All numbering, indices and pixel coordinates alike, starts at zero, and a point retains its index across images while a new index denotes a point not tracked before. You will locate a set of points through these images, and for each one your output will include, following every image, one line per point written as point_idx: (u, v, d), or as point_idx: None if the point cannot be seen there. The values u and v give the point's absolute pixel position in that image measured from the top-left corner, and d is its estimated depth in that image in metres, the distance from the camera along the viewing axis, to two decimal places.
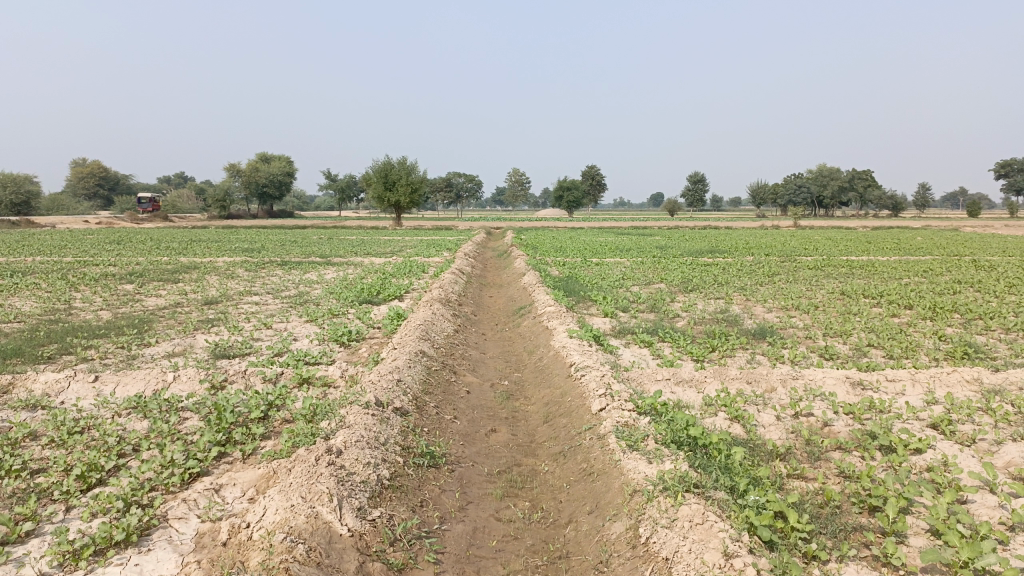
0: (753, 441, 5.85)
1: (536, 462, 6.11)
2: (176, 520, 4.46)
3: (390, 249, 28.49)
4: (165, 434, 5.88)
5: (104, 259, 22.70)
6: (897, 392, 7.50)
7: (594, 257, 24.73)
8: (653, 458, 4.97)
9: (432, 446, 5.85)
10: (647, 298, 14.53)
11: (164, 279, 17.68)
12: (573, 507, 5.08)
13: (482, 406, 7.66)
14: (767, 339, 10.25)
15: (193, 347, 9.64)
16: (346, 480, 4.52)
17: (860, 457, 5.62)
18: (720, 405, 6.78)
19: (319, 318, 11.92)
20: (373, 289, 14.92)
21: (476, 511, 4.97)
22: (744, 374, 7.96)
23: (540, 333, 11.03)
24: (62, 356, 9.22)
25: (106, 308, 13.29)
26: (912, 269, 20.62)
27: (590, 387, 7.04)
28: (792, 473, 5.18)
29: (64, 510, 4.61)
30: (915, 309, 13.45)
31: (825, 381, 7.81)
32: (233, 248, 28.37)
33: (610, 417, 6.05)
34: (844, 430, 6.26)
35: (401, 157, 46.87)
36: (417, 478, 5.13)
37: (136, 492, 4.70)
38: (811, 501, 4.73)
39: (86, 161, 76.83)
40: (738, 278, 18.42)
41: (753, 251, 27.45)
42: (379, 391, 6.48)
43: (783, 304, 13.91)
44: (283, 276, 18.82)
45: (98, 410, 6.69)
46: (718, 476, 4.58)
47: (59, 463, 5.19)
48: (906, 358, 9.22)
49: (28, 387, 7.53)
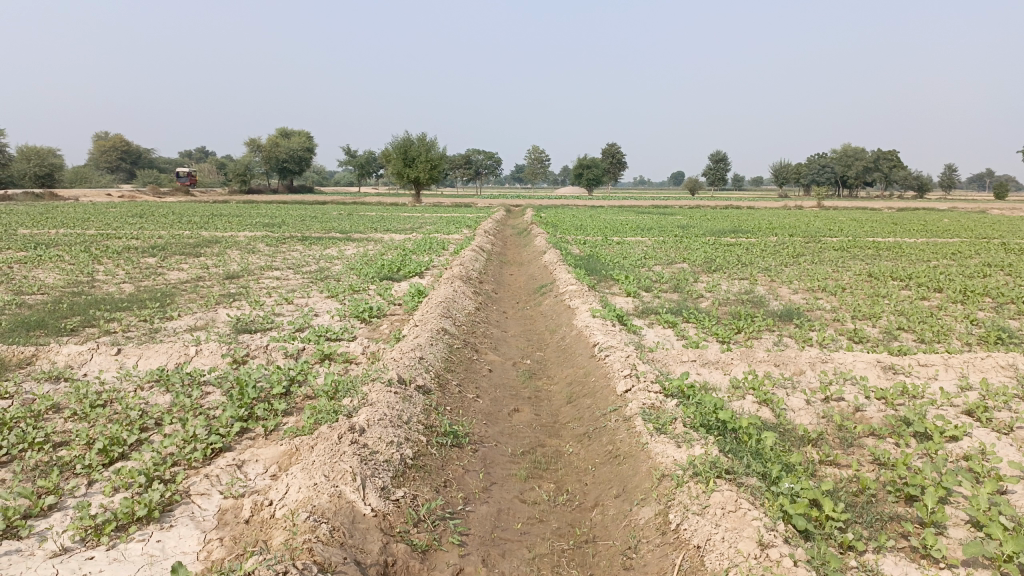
0: (783, 425, 5.72)
1: (560, 442, 6.02)
2: (198, 496, 4.41)
3: (410, 225, 28.39)
4: (187, 409, 5.84)
5: (127, 232, 22.80)
6: (929, 378, 7.31)
7: (615, 236, 24.49)
8: (681, 442, 4.86)
9: (455, 425, 5.76)
10: (670, 278, 14.33)
11: (185, 253, 17.70)
12: (599, 490, 4.99)
13: (505, 385, 7.57)
14: (794, 322, 10.04)
15: (214, 321, 9.62)
16: (369, 459, 4.44)
17: (895, 444, 5.48)
18: (748, 388, 6.65)
19: (340, 294, 11.86)
20: (394, 266, 14.84)
21: (500, 493, 4.89)
22: (772, 356, 7.80)
23: (562, 312, 10.90)
24: (85, 328, 9.24)
25: (128, 281, 13.33)
26: (940, 252, 20.20)
27: (615, 368, 6.92)
28: (824, 460, 5.06)
29: (87, 484, 4.58)
30: (945, 292, 13.17)
31: (855, 365, 7.63)
32: (254, 223, 28.40)
33: (637, 399, 5.93)
34: (877, 416, 6.11)
35: (421, 133, 46.63)
36: (440, 458, 5.05)
37: (158, 467, 4.66)
38: (845, 490, 4.60)
39: (108, 134, 77.22)
40: (762, 258, 18.13)
41: (777, 231, 27.05)
42: (401, 369, 6.39)
43: (809, 285, 13.66)
44: (303, 251, 18.77)
45: (120, 383, 6.68)
46: (750, 462, 4.46)
47: (81, 436, 5.17)
48: (938, 343, 9.00)
49: (51, 359, 7.53)
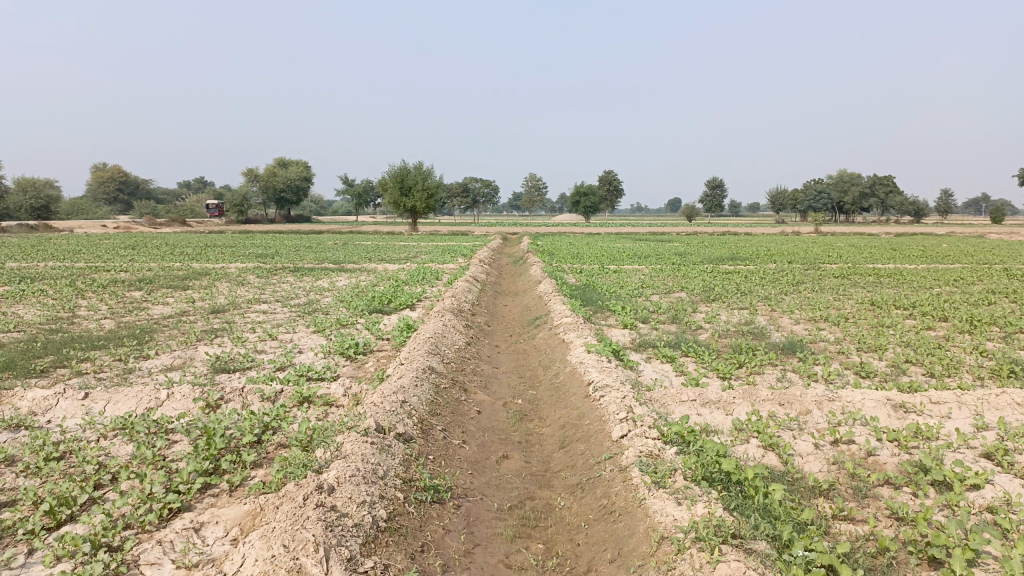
0: (790, 475, 5.30)
1: (551, 495, 5.58)
2: (147, 567, 3.97)
3: (405, 255, 28.20)
4: (148, 461, 5.40)
5: (116, 265, 22.39)
6: (943, 417, 6.89)
7: (612, 264, 24.17)
8: (681, 498, 4.44)
9: (436, 477, 5.33)
10: (668, 308, 13.94)
11: (173, 287, 17.30)
12: (592, 552, 4.56)
13: (494, 429, 7.13)
14: (797, 355, 9.65)
15: (192, 360, 9.20)
16: (336, 525, 4.01)
17: (912, 494, 5.06)
18: (752, 431, 6.24)
19: (327, 329, 11.45)
20: (385, 298, 14.45)
21: (483, 556, 4.45)
22: (776, 395, 7.38)
23: (556, 346, 10.49)
24: (56, 369, 8.81)
25: (110, 316, 12.91)
26: (942, 278, 19.87)
27: (610, 411, 6.49)
28: (837, 514, 4.65)
29: (26, 553, 4.14)
30: (951, 321, 12.78)
31: (864, 404, 7.21)
32: (247, 254, 28.02)
33: (633, 446, 5.52)
34: (891, 462, 5.69)
35: (417, 162, 46.55)
36: (419, 517, 4.63)
37: (107, 532, 4.22)
38: (862, 551, 4.18)
39: (105, 168, 77.25)
40: (762, 287, 17.78)
41: (775, 258, 26.77)
42: (381, 415, 5.96)
43: (811, 315, 13.29)
44: (294, 283, 18.38)
45: (83, 432, 6.24)
46: (758, 522, 4.04)
47: (28, 495, 4.73)
48: (949, 378, 8.58)
49: (14, 404, 7.09)
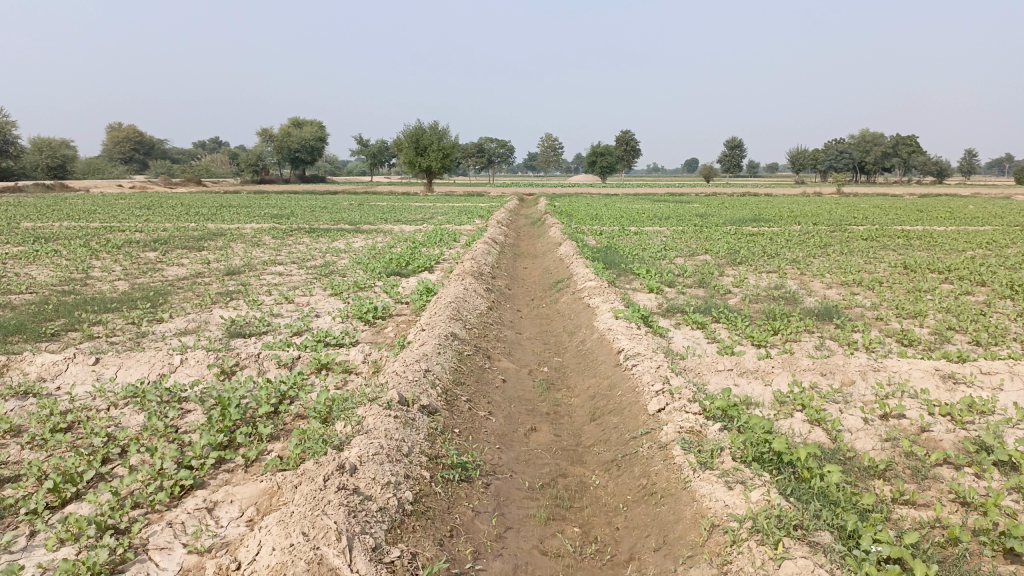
0: (842, 454, 4.95)
1: (584, 472, 5.27)
2: (158, 551, 3.67)
3: (421, 216, 27.70)
4: (159, 434, 5.11)
5: (132, 225, 22.17)
6: (995, 389, 6.49)
7: (633, 226, 23.61)
8: (731, 482, 4.10)
9: (464, 453, 5.02)
10: (694, 271, 13.50)
11: (188, 247, 17.01)
12: (633, 538, 4.25)
13: (520, 399, 6.80)
14: (834, 321, 9.23)
15: (207, 325, 8.89)
16: (360, 510, 3.71)
17: (974, 475, 4.68)
18: (795, 404, 5.87)
19: (344, 292, 11.13)
20: (403, 260, 14.07)
21: (516, 542, 4.15)
22: (817, 364, 6.99)
23: (581, 311, 10.12)
24: (68, 333, 8.54)
25: (124, 278, 12.63)
26: (975, 241, 19.17)
27: (645, 382, 6.15)
28: (898, 498, 4.30)
29: (28, 535, 3.85)
30: (990, 287, 12.27)
31: (911, 374, 6.82)
32: (262, 214, 27.66)
33: (673, 421, 5.18)
34: (948, 439, 5.31)
35: (433, 121, 45.84)
36: (446, 498, 4.33)
37: (114, 513, 3.92)
38: (930, 540, 3.83)
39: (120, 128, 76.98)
40: (788, 249, 17.24)
41: (799, 219, 26.10)
42: (404, 386, 5.64)
43: (843, 279, 12.80)
44: (310, 244, 18.06)
45: (92, 400, 5.94)
46: (820, 512, 3.70)
47: (33, 472, 4.44)
48: (997, 347, 8.13)
49: (23, 369, 6.82)
